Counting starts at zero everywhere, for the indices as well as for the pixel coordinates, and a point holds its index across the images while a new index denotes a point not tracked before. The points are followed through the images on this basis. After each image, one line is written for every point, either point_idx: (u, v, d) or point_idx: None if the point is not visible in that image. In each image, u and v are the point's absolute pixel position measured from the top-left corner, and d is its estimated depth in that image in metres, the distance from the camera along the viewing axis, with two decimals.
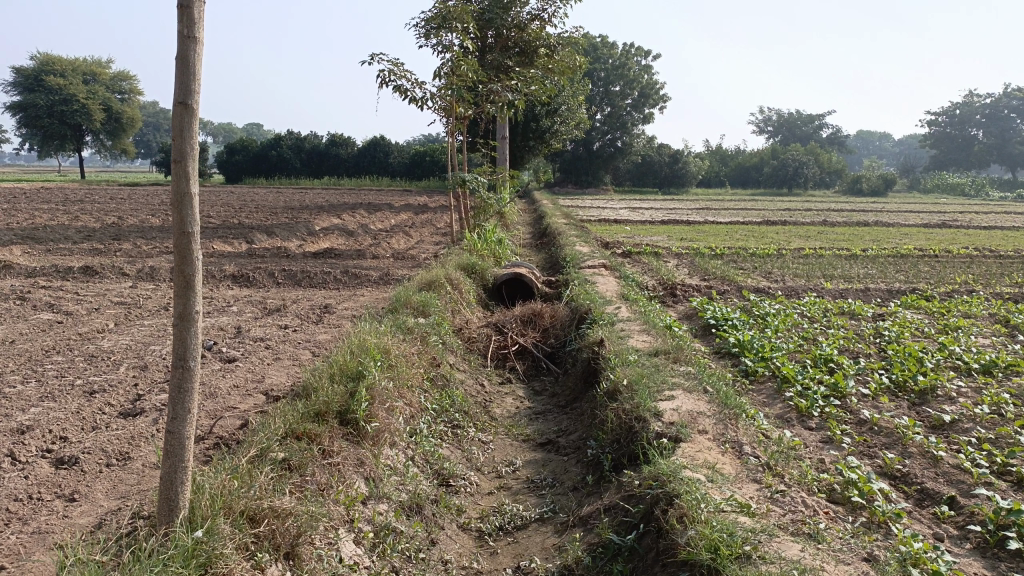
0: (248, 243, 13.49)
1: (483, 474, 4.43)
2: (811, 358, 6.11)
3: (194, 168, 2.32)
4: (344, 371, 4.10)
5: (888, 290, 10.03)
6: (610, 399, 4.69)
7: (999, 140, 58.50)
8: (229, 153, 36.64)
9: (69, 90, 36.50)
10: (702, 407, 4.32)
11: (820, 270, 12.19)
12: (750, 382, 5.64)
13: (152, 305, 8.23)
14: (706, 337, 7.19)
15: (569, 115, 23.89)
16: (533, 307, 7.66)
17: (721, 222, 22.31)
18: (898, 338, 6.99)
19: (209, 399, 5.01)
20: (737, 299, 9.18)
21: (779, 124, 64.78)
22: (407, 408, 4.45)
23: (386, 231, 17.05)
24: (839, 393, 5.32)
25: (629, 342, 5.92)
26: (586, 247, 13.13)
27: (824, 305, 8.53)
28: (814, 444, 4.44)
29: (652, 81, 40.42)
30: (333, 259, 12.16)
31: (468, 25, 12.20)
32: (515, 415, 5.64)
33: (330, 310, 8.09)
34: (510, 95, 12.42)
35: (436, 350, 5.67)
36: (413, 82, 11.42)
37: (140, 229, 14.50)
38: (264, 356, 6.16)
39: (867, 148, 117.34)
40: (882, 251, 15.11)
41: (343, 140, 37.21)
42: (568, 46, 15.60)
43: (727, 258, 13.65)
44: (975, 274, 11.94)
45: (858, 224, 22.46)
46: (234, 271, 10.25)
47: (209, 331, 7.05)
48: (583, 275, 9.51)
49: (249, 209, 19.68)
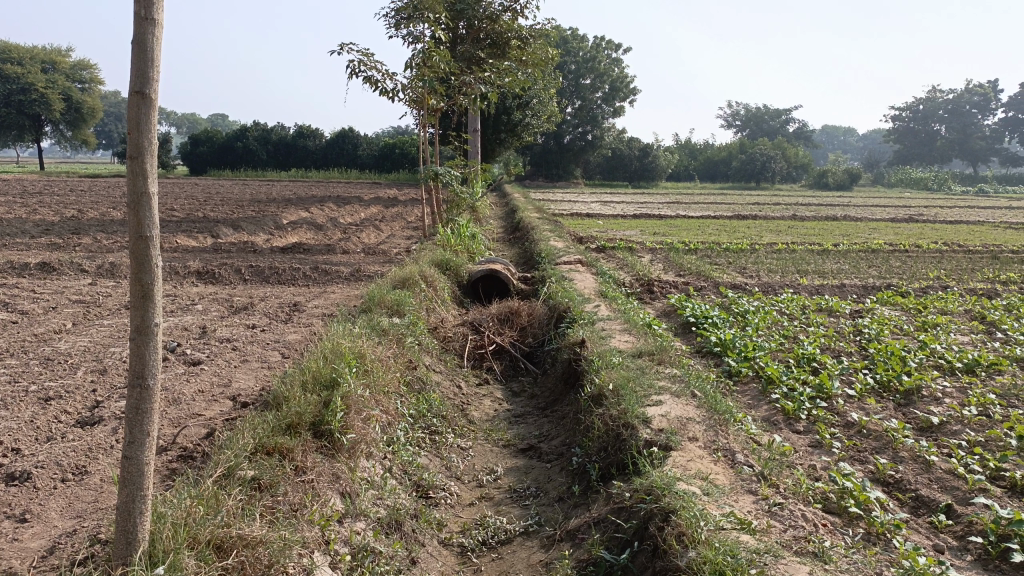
0: (213, 238, 13.11)
1: (463, 483, 4.24)
2: (794, 357, 6.01)
3: (152, 166, 2.09)
4: (317, 378, 3.88)
5: (864, 286, 10.01)
6: (595, 404, 4.53)
7: (961, 136, 59.45)
8: (194, 144, 35.86)
9: (27, 79, 35.40)
10: (691, 413, 4.18)
11: (794, 265, 12.18)
12: (734, 383, 5.52)
13: (112, 304, 7.88)
14: (687, 335, 7.06)
15: (541, 109, 23.70)
16: (510, 305, 7.47)
17: (692, 216, 22.30)
18: (879, 336, 6.92)
19: (173, 406, 4.76)
20: (714, 296, 9.08)
21: (747, 119, 65.28)
22: (383, 415, 4.25)
23: (355, 225, 16.73)
24: (825, 395, 5.21)
25: (611, 342, 5.76)
26: (561, 241, 12.98)
27: (801, 302, 8.45)
28: (804, 449, 4.32)
29: (622, 75, 40.40)
30: (302, 254, 11.86)
31: (439, 15, 11.95)
32: (494, 418, 5.45)
33: (300, 309, 7.83)
34: (483, 87, 12.19)
35: (413, 352, 5.46)
36: (384, 73, 11.16)
37: (101, 222, 14.05)
38: (231, 358, 5.91)
39: (833, 143, 118.91)
40: (853, 245, 15.17)
41: (311, 132, 36.61)
42: (540, 38, 15.41)
43: (701, 253, 13.58)
44: (947, 270, 12.00)
45: (827, 219, 22.60)
46: (199, 267, 9.91)
47: (172, 331, 6.75)
48: (560, 271, 9.34)
49: (215, 202, 19.22)
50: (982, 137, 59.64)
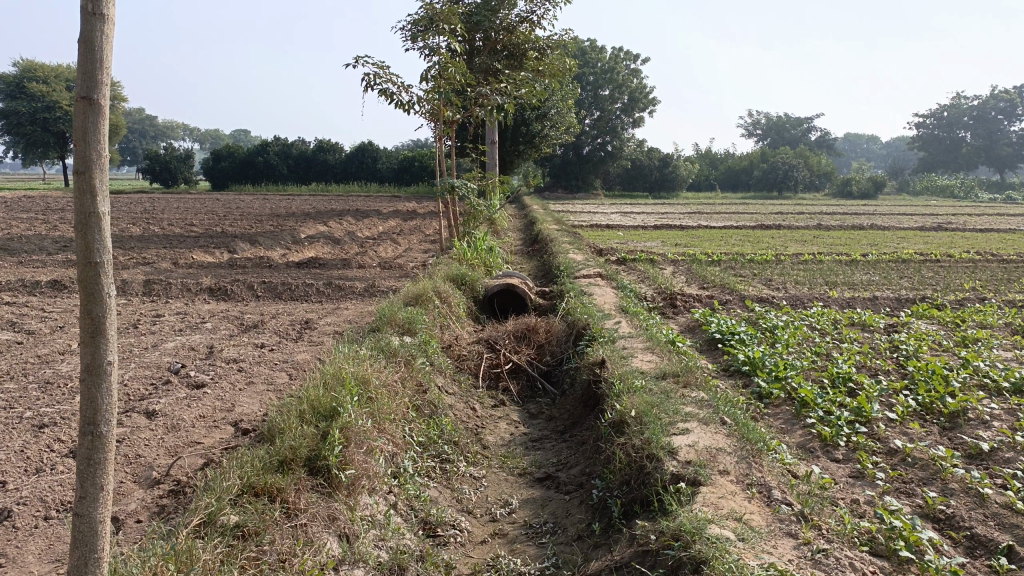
0: (230, 253, 12.96)
1: (475, 517, 3.94)
2: (828, 376, 5.65)
3: (102, 183, 1.89)
4: (316, 409, 3.62)
5: (897, 298, 9.59)
6: (616, 432, 4.22)
7: (988, 142, 58.39)
8: (215, 159, 36.04)
9: (51, 97, 35.70)
10: (720, 442, 3.85)
11: (822, 276, 11.78)
12: (765, 406, 5.18)
13: (120, 323, 7.69)
14: (713, 353, 6.72)
15: (560, 119, 23.41)
16: (526, 321, 7.18)
17: (714, 226, 21.91)
18: (917, 353, 6.54)
19: (171, 434, 4.51)
20: (741, 310, 8.72)
21: (768, 128, 64.70)
22: (389, 444, 3.97)
23: (373, 238, 16.53)
24: (864, 419, 4.86)
25: (633, 362, 5.45)
26: (580, 254, 12.69)
27: (833, 316, 8.07)
28: (845, 481, 3.99)
29: (641, 85, 40.05)
30: (317, 269, 11.67)
31: (456, 26, 11.72)
32: (510, 443, 5.14)
33: (311, 327, 7.58)
34: (500, 98, 11.91)
35: (423, 374, 5.17)
36: (399, 85, 10.95)
37: (119, 239, 13.97)
38: (236, 380, 5.67)
39: (856, 151, 117.64)
40: (882, 255, 14.71)
41: (330, 146, 36.65)
42: (558, 49, 15.17)
43: (725, 265, 13.20)
44: (982, 280, 11.54)
45: (854, 228, 22.09)
46: (212, 284, 9.73)
47: (178, 351, 6.53)
48: (579, 285, 9.05)
49: (234, 217, 19.14)
50: (1009, 143, 58.49)
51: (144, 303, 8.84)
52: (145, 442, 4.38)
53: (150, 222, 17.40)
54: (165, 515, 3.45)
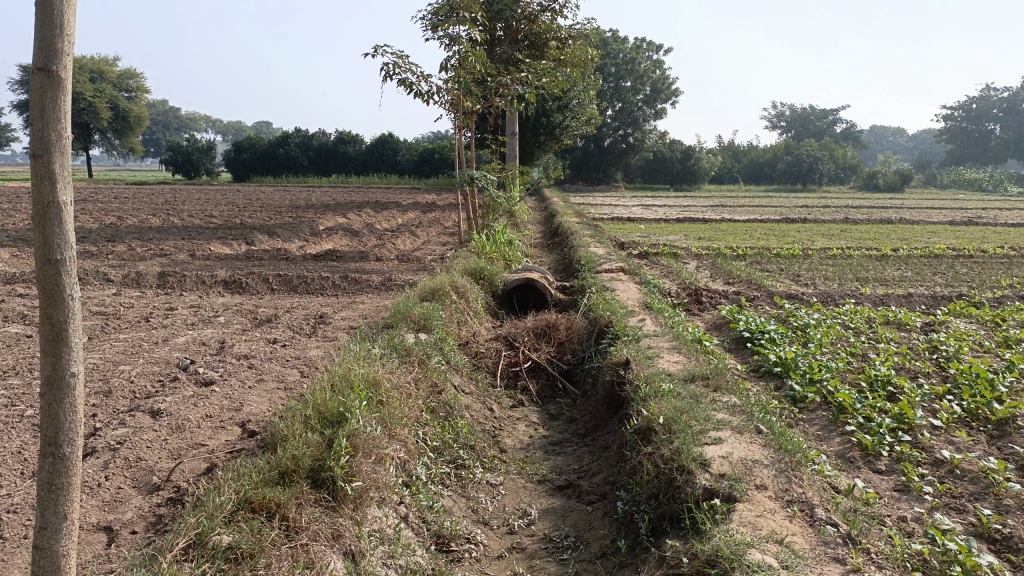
0: (247, 245, 12.81)
1: (491, 529, 3.71)
2: (865, 380, 5.35)
3: (61, 169, 1.82)
4: (322, 414, 3.40)
5: (933, 295, 9.21)
6: (643, 440, 3.94)
7: (1017, 134, 57.10)
8: (237, 151, 36.07)
9: (75, 88, 35.74)
10: (757, 453, 3.57)
11: (851, 272, 11.41)
12: (799, 410, 4.91)
13: (133, 316, 7.54)
14: (741, 353, 6.43)
15: (581, 110, 23.00)
16: (547, 318, 6.94)
17: (738, 220, 21.50)
18: (958, 354, 6.20)
19: (174, 435, 4.33)
20: (769, 307, 8.40)
21: (792, 120, 63.85)
22: (400, 450, 3.74)
23: (392, 230, 16.32)
24: (907, 426, 4.56)
25: (659, 363, 5.17)
26: (601, 247, 12.41)
27: (867, 314, 7.74)
28: (890, 495, 3.71)
29: (664, 76, 39.55)
30: (334, 262, 11.48)
31: (476, 14, 11.44)
32: (528, 447, 4.90)
33: (325, 321, 7.39)
34: (521, 88, 11.59)
35: (438, 374, 4.93)
36: (419, 75, 10.71)
37: (138, 230, 13.88)
38: (246, 377, 5.48)
39: (881, 143, 115.96)
40: (914, 250, 14.27)
41: (350, 137, 36.51)
42: (580, 38, 14.86)
43: (751, 259, 12.85)
44: (1019, 277, 11.10)
45: (881, 222, 21.54)
46: (226, 277, 9.57)
47: (188, 346, 6.35)
48: (602, 280, 8.76)
49: (254, 208, 19.04)
50: None
51: (158, 295, 8.69)
52: (147, 444, 4.20)
53: (171, 212, 17.36)
54: (161, 527, 3.26)
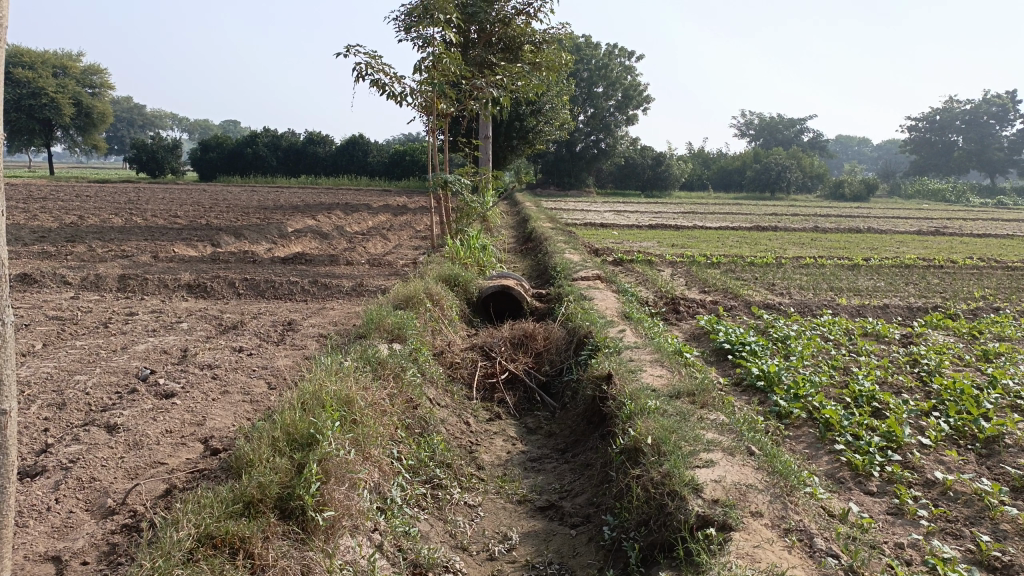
0: (213, 247, 12.45)
1: (470, 555, 3.50)
2: (850, 395, 5.24)
3: None
4: (292, 436, 3.18)
5: (908, 306, 9.19)
6: (631, 461, 3.77)
7: (979, 146, 58.22)
8: (204, 150, 35.44)
9: (37, 83, 34.84)
10: (750, 477, 3.43)
11: (826, 282, 11.38)
12: (785, 427, 4.78)
13: (91, 321, 7.20)
14: (722, 365, 6.30)
15: (554, 115, 22.87)
16: (524, 327, 6.76)
17: (710, 227, 21.52)
18: (939, 368, 6.14)
19: (132, 452, 4.07)
20: (747, 317, 8.31)
21: (761, 128, 64.54)
22: (374, 473, 3.52)
23: (363, 234, 16.03)
24: (896, 445, 4.45)
25: (642, 378, 5.01)
26: (576, 254, 12.27)
27: (845, 325, 7.67)
28: (885, 519, 3.59)
29: (635, 83, 39.68)
30: (303, 265, 11.20)
31: (452, 16, 11.23)
32: (507, 463, 4.70)
33: (295, 329, 7.12)
34: (496, 91, 11.38)
35: (414, 387, 4.71)
36: (392, 76, 10.48)
37: (99, 230, 13.42)
38: (210, 388, 5.22)
39: (848, 152, 117.78)
40: (885, 260, 14.32)
41: (320, 138, 36.04)
42: (555, 42, 14.73)
43: (725, 268, 12.80)
44: (990, 289, 11.14)
45: (850, 230, 21.69)
46: (190, 280, 9.23)
47: (149, 355, 6.05)
48: (579, 288, 8.60)
49: (220, 209, 18.62)
50: (1001, 148, 58.26)
51: (118, 299, 8.35)
52: (102, 462, 3.92)
53: (134, 212, 16.88)
54: (115, 559, 3.02)
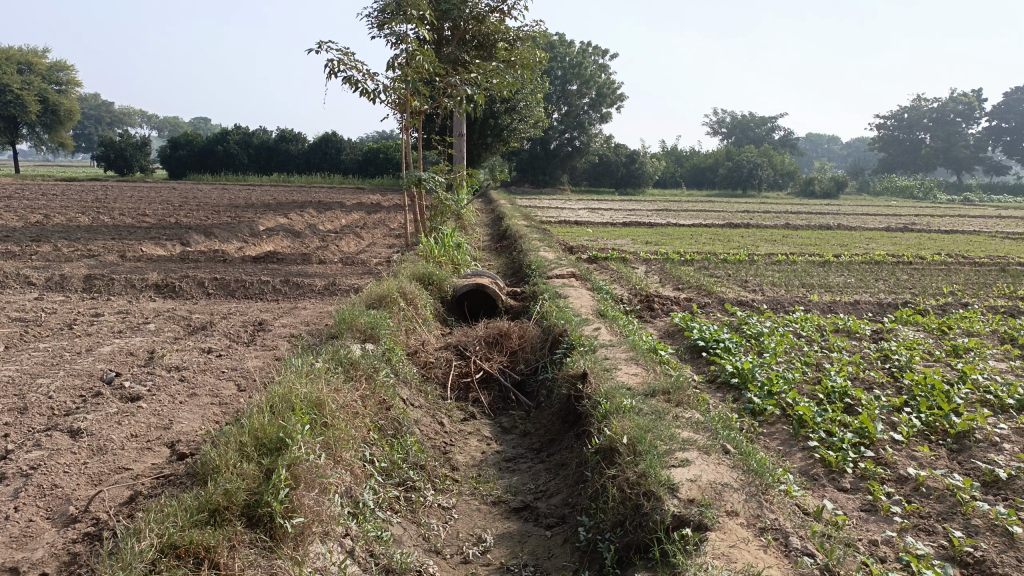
0: (183, 246, 12.25)
1: (444, 559, 3.44)
2: (823, 391, 5.26)
3: None
4: (259, 441, 3.10)
5: (879, 302, 9.28)
6: (606, 461, 3.74)
7: (946, 144, 59.17)
8: (173, 147, 34.94)
9: (1, 79, 34.14)
10: (726, 477, 3.41)
11: (798, 278, 11.47)
12: (760, 424, 4.79)
13: (55, 323, 7.03)
14: (696, 363, 6.31)
15: (528, 113, 22.84)
16: (498, 325, 6.72)
17: (684, 224, 21.64)
18: (910, 364, 6.19)
19: (96, 458, 3.96)
20: (721, 314, 8.33)
21: (733, 126, 65.10)
22: (346, 477, 3.45)
23: (336, 232, 15.88)
24: (869, 441, 4.47)
25: (617, 377, 4.98)
26: (550, 251, 12.26)
27: (818, 322, 7.73)
28: (859, 517, 3.60)
29: (609, 81, 39.80)
30: (274, 265, 11.05)
31: (425, 13, 11.13)
32: (481, 463, 4.65)
33: (265, 329, 7.00)
34: (470, 89, 11.31)
35: (387, 388, 4.65)
36: (365, 73, 10.37)
37: (64, 229, 13.15)
38: (177, 390, 5.10)
39: (818, 150, 119.29)
40: (856, 256, 14.48)
41: (293, 135, 35.69)
42: (528, 40, 14.68)
43: (698, 265, 12.86)
44: (957, 285, 11.30)
45: (821, 228, 21.91)
46: (158, 280, 9.06)
47: (114, 357, 5.90)
48: (554, 286, 8.57)
49: (190, 207, 18.34)
50: (967, 146, 59.30)
51: (83, 300, 8.17)
52: (65, 468, 3.81)
53: (101, 211, 16.58)
54: (76, 569, 2.93)
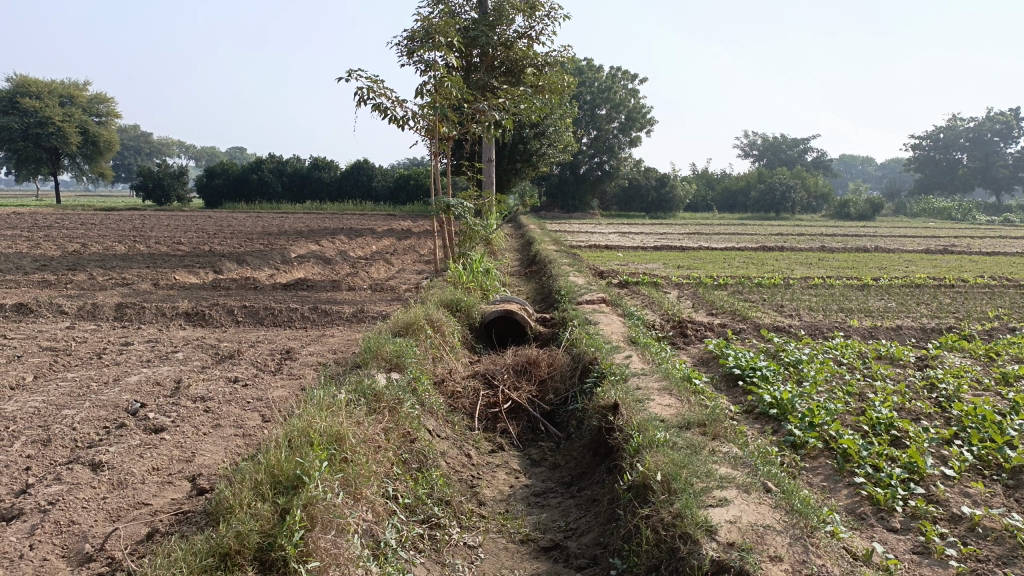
0: (215, 274, 12.31)
1: None
2: (867, 422, 5.02)
3: None
4: (276, 479, 3.00)
5: (922, 328, 8.96)
6: (639, 499, 3.56)
7: (984, 164, 58.05)
8: (209, 176, 35.60)
9: (45, 112, 35.17)
10: (767, 517, 3.22)
11: (835, 302, 11.16)
12: (801, 458, 4.57)
13: (85, 352, 7.04)
14: (733, 392, 6.08)
15: (557, 138, 22.84)
16: (527, 353, 6.56)
17: (716, 247, 21.36)
18: (958, 393, 5.91)
19: (116, 492, 3.88)
20: (757, 340, 8.10)
21: (765, 149, 64.64)
22: (367, 515, 3.31)
23: (366, 258, 15.89)
24: (918, 476, 4.22)
25: (650, 408, 4.80)
26: (580, 276, 12.11)
27: (858, 348, 7.46)
28: (912, 560, 3.36)
29: (639, 105, 39.72)
30: (304, 291, 11.05)
31: (453, 40, 11.14)
32: (509, 498, 4.49)
33: (292, 358, 6.93)
34: (498, 114, 11.27)
35: (412, 420, 4.52)
36: (394, 100, 10.39)
37: (100, 257, 13.33)
38: (201, 421, 5.03)
39: (852, 172, 117.88)
40: (895, 279, 14.11)
41: (325, 163, 36.11)
42: (557, 65, 14.66)
43: (732, 289, 12.61)
44: (1003, 308, 10.91)
45: (858, 250, 21.48)
46: (188, 308, 9.08)
47: (141, 387, 5.86)
48: (584, 312, 8.42)
49: (223, 234, 18.56)
50: (1006, 165, 58.08)
51: (114, 329, 8.20)
52: (83, 503, 3.73)
53: (138, 239, 16.84)
54: None
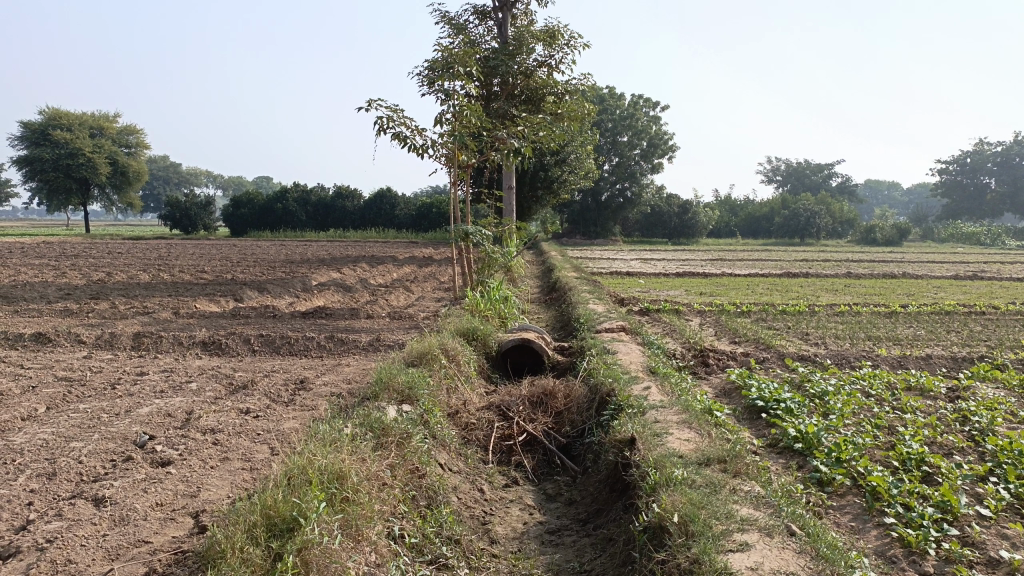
0: (235, 302, 12.33)
1: None
2: (898, 458, 4.79)
3: None
4: (271, 522, 2.91)
5: (953, 357, 8.67)
6: (655, 541, 3.40)
7: (1014, 188, 57.09)
8: (235, 206, 36.05)
9: (75, 143, 35.89)
10: (791, 564, 3.04)
11: (862, 331, 10.88)
12: (828, 496, 4.36)
13: (100, 382, 7.00)
14: (756, 425, 5.87)
15: (578, 165, 22.82)
16: (543, 385, 6.41)
17: (740, 274, 21.09)
18: (992, 426, 5.65)
19: (116, 529, 3.77)
20: (781, 370, 7.87)
21: (789, 174, 64.26)
22: (369, 557, 3.17)
23: (386, 286, 15.87)
24: (952, 517, 4.00)
25: (669, 442, 4.62)
26: (600, 303, 11.97)
27: (887, 378, 7.21)
28: None
29: (660, 132, 39.57)
30: (322, 320, 11.01)
31: (472, 69, 11.13)
32: (522, 537, 4.32)
33: (305, 388, 6.83)
34: (517, 141, 11.21)
35: (421, 454, 4.39)
36: (413, 129, 10.38)
37: (123, 286, 13.40)
38: (209, 454, 4.93)
39: (878, 197, 116.81)
40: (925, 306, 13.76)
41: (348, 191, 36.40)
42: (577, 92, 14.62)
43: (756, 317, 12.37)
44: None
45: (886, 276, 21.07)
46: (205, 337, 9.05)
47: (152, 418, 5.79)
48: (603, 341, 8.25)
49: (246, 263, 18.68)
50: None
51: (131, 359, 8.16)
52: (82, 541, 3.62)
53: (162, 267, 16.98)
54: None
